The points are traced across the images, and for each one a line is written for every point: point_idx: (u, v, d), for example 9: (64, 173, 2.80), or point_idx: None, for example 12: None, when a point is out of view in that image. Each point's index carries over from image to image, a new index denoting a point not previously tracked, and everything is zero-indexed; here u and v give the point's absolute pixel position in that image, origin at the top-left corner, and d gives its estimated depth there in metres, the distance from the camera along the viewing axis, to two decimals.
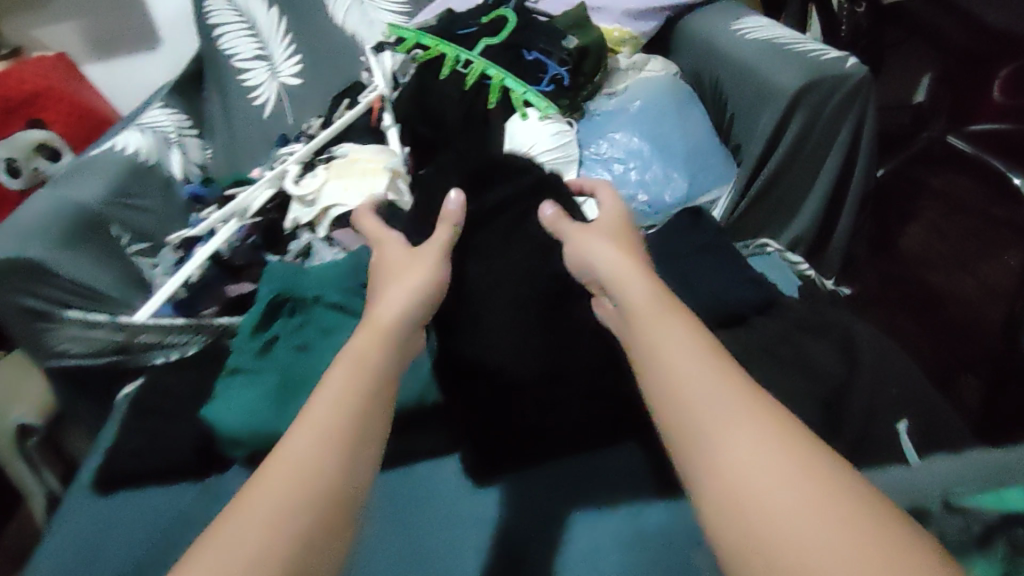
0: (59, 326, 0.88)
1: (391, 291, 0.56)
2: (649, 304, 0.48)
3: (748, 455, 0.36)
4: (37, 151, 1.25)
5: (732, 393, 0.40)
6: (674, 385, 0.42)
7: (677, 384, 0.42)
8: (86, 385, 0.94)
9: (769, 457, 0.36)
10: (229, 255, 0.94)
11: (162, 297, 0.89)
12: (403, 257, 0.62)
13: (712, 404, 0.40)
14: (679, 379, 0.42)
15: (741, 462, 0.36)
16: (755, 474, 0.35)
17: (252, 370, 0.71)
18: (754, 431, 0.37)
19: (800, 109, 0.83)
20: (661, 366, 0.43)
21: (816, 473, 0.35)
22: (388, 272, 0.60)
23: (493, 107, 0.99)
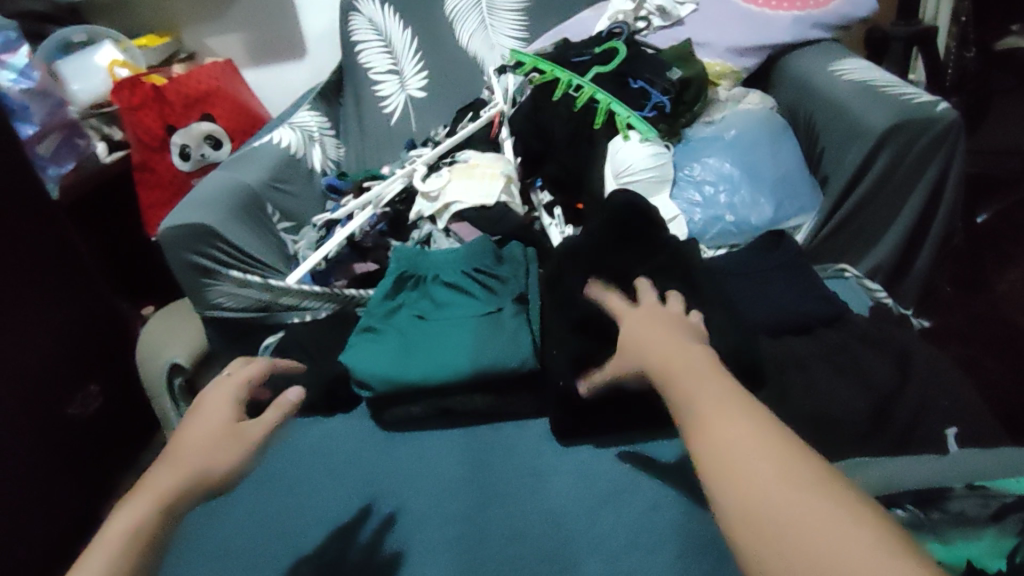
0: (221, 282, 1.05)
1: (204, 427, 0.55)
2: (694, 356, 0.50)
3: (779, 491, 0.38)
4: (205, 140, 1.48)
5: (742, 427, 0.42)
6: (702, 415, 0.44)
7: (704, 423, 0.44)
8: (237, 335, 1.12)
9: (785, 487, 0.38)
10: (361, 238, 1.10)
11: (306, 267, 1.05)
12: (224, 394, 0.59)
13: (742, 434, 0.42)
14: (720, 432, 0.42)
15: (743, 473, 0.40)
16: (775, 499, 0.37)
17: (380, 329, 0.85)
18: (769, 464, 0.39)
19: (886, 148, 0.90)
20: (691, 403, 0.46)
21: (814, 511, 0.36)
22: (204, 414, 0.57)
23: (599, 127, 1.10)
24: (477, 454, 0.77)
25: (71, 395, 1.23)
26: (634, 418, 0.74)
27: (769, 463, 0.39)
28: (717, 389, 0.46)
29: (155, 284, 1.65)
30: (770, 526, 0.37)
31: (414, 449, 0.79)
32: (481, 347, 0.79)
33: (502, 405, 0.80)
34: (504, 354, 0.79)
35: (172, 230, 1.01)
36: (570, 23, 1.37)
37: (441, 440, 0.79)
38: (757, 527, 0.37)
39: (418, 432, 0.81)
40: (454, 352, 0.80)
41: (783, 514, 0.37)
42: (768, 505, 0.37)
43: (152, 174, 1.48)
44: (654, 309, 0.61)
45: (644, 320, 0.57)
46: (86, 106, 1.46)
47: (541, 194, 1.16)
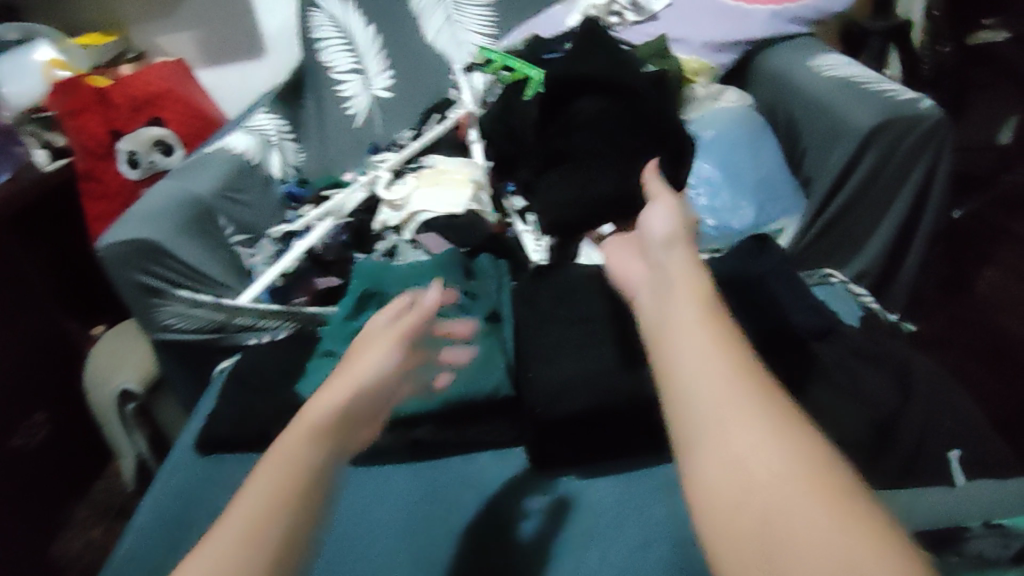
0: (170, 303, 0.98)
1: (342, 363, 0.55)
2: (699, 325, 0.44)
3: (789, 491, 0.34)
4: (155, 146, 1.40)
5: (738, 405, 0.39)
6: (689, 386, 0.41)
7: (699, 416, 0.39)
8: (188, 357, 1.06)
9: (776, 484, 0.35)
10: (322, 250, 1.03)
11: (261, 285, 0.99)
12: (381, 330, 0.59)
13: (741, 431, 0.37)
14: (723, 419, 0.38)
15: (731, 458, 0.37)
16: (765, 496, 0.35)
17: (341, 353, 0.79)
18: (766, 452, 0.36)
19: (871, 150, 0.86)
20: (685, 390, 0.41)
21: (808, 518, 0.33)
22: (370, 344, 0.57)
23: (573, 129, 1.04)
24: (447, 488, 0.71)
25: (12, 425, 1.14)
26: (620, 445, 0.69)
27: (778, 462, 0.36)
28: (727, 366, 0.41)
29: (107, 299, 1.55)
30: (748, 524, 0.34)
31: (380, 484, 0.72)
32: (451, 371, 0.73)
33: (475, 433, 0.74)
34: (477, 377, 0.73)
35: (114, 247, 0.93)
36: (541, 19, 1.31)
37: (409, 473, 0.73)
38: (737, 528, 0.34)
39: (384, 464, 0.75)
40: None
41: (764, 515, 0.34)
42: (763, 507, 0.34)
43: (98, 184, 1.37)
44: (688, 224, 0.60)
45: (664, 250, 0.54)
46: (24, 110, 1.36)
47: (514, 199, 1.10)
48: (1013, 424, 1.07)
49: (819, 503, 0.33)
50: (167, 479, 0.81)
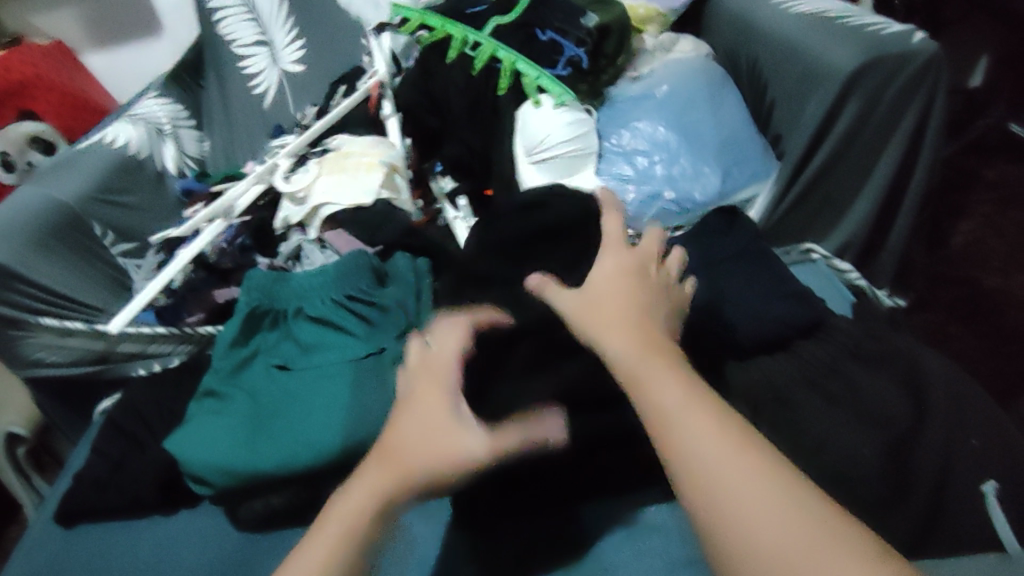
0: (36, 333, 0.81)
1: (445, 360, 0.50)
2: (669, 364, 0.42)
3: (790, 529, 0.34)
4: (31, 144, 1.20)
5: (722, 438, 0.37)
6: (659, 415, 0.40)
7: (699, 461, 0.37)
8: (68, 393, 0.90)
9: (771, 498, 0.35)
10: (215, 258, 0.87)
11: (142, 303, 0.81)
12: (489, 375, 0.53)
13: (728, 469, 0.36)
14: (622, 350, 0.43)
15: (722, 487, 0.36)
16: (762, 518, 0.34)
17: (226, 392, 0.64)
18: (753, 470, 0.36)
19: (855, 96, 0.72)
20: (682, 440, 0.38)
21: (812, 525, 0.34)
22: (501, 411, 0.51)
23: (504, 93, 0.88)
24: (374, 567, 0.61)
25: None
26: (560, 494, 0.60)
27: (751, 473, 0.36)
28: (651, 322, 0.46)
29: None
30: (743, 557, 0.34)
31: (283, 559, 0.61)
32: (357, 411, 0.60)
33: None
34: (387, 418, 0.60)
35: None
36: None
37: None
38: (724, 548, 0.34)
39: (282, 532, 0.63)
40: (322, 422, 0.60)
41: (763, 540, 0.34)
42: (674, 426, 0.39)
43: None
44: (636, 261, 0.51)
45: (614, 264, 0.50)
46: None
47: (443, 180, 0.94)
48: (1008, 395, 0.97)
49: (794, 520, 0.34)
50: (21, 565, 0.66)
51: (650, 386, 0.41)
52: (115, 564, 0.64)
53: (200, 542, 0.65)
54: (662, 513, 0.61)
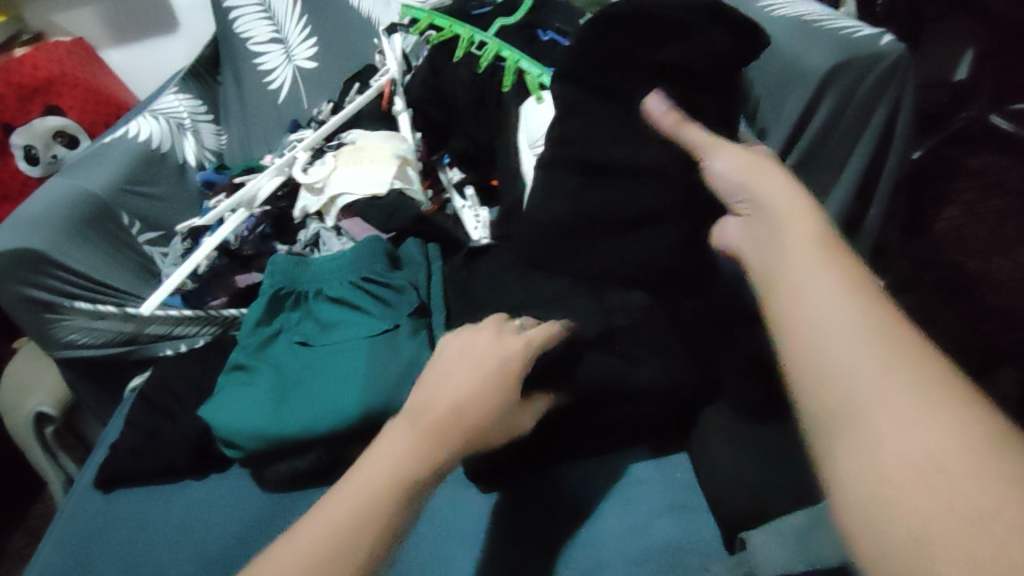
0: (70, 316, 0.87)
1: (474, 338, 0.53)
2: (822, 297, 0.38)
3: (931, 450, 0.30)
4: (55, 139, 1.26)
5: (871, 329, 0.36)
6: (797, 300, 0.39)
7: (829, 381, 0.35)
8: (99, 373, 0.96)
9: (891, 379, 0.33)
10: (237, 245, 0.92)
11: (170, 288, 0.86)
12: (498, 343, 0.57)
13: (834, 346, 0.36)
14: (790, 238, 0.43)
15: (851, 367, 0.35)
16: (881, 394, 0.33)
17: (253, 365, 0.71)
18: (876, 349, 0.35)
19: (831, 91, 0.78)
20: (812, 358, 0.37)
21: (945, 395, 0.32)
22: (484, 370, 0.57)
23: (509, 89, 0.93)
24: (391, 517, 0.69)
25: None
26: (557, 454, 0.68)
27: (874, 362, 0.34)
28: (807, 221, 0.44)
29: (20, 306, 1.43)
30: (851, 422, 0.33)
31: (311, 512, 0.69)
32: (373, 381, 0.66)
33: None
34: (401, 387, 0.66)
35: None
36: None
37: None
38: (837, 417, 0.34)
39: (307, 490, 0.70)
40: (342, 391, 0.66)
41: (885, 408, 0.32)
42: (812, 312, 0.38)
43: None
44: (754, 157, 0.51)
45: (741, 159, 0.51)
46: None
47: (451, 172, 1.00)
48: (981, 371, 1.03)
49: (914, 410, 0.32)
50: (67, 523, 0.72)
51: (787, 280, 0.41)
52: (154, 521, 0.71)
53: (231, 501, 0.71)
54: (648, 468, 0.69)
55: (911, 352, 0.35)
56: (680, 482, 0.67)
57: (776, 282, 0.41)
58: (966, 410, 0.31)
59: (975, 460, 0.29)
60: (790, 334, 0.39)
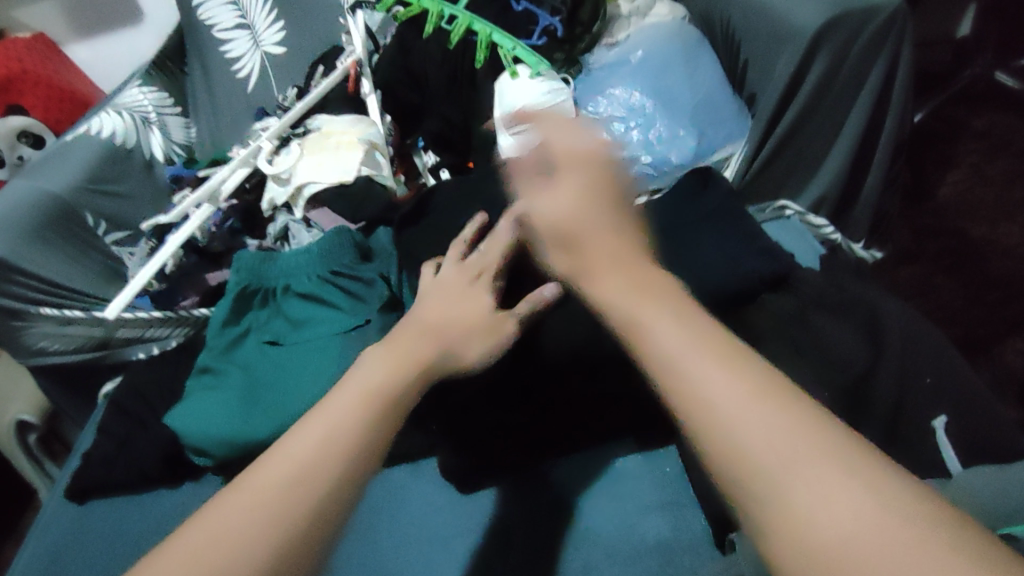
0: (37, 323, 0.84)
1: None
2: (726, 390, 0.36)
3: (834, 503, 0.30)
4: (20, 139, 1.19)
5: (748, 387, 0.36)
6: (670, 366, 0.38)
7: (759, 468, 0.33)
8: (71, 381, 0.92)
9: (807, 449, 0.32)
10: (206, 242, 0.89)
11: (135, 289, 0.81)
12: (458, 277, 0.59)
13: (742, 417, 0.34)
14: (629, 304, 0.43)
15: (769, 446, 0.33)
16: (811, 475, 0.31)
17: (221, 368, 0.67)
18: (803, 440, 0.33)
19: (821, 52, 0.74)
20: (731, 450, 0.34)
21: (869, 481, 0.31)
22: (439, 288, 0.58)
23: (481, 66, 0.89)
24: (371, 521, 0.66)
25: None
26: (542, 455, 0.65)
27: (797, 454, 0.32)
28: (658, 285, 0.44)
29: None
30: (814, 542, 0.30)
31: None
32: (345, 381, 0.63)
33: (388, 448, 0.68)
34: None
35: None
36: None
37: None
38: (792, 540, 0.30)
39: None
40: (312, 393, 0.62)
41: (805, 489, 0.31)
42: (689, 380, 0.37)
43: None
44: (596, 177, 0.56)
45: (567, 191, 0.54)
46: None
47: (426, 155, 0.94)
48: (987, 342, 1.00)
49: (847, 483, 0.31)
50: (38, 540, 0.69)
51: (650, 326, 0.41)
52: (133, 537, 0.67)
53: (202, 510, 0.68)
54: (635, 461, 0.65)
55: (809, 422, 0.34)
56: (673, 475, 0.63)
57: (658, 374, 0.39)
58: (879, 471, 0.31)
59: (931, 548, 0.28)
60: (697, 437, 0.35)
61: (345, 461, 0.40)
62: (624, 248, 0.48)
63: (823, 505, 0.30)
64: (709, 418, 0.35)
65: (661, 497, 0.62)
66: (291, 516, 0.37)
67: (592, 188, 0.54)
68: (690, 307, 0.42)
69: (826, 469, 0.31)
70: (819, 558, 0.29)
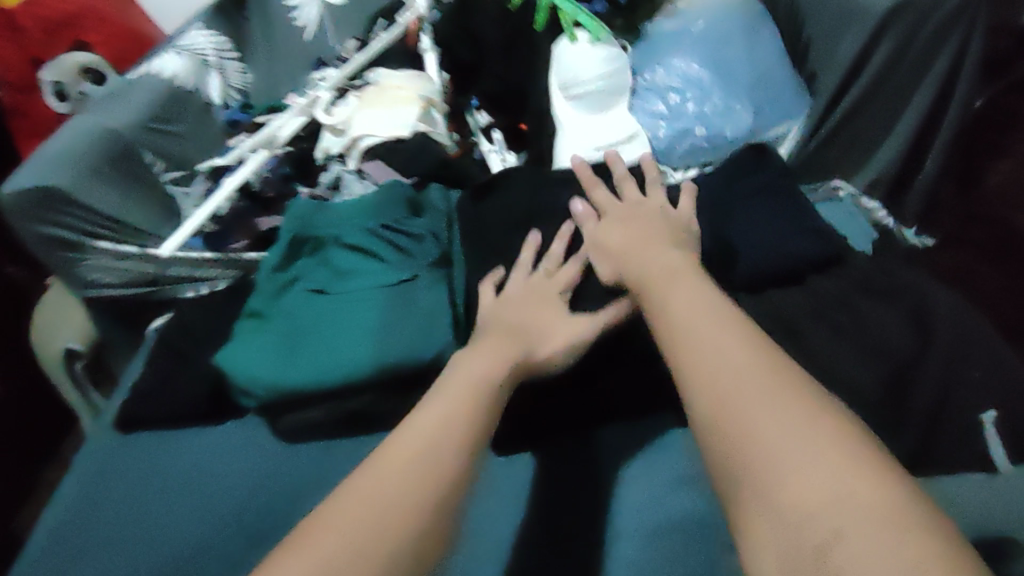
0: (94, 256, 0.88)
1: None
2: (738, 384, 0.38)
3: (811, 481, 0.32)
4: (84, 75, 1.24)
5: (765, 380, 0.38)
6: (697, 364, 0.41)
7: (747, 458, 0.35)
8: (124, 312, 0.96)
9: (793, 436, 0.34)
10: (258, 185, 0.90)
11: (189, 230, 0.87)
12: (526, 291, 0.62)
13: (748, 410, 0.37)
14: (677, 312, 0.46)
15: (762, 432, 0.35)
16: (791, 460, 0.34)
17: (269, 314, 0.68)
18: (794, 428, 0.35)
19: (887, 34, 0.73)
20: (732, 437, 0.36)
21: (838, 459, 0.33)
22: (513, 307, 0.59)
23: (540, 29, 0.88)
24: None
25: None
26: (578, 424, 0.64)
27: (791, 439, 0.34)
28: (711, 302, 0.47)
29: None
30: (789, 511, 0.32)
31: (319, 467, 0.66)
32: (391, 334, 0.63)
33: None
34: (419, 343, 0.63)
35: (8, 197, 0.80)
36: None
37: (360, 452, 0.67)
38: (767, 515, 0.33)
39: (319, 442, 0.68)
40: (359, 342, 0.63)
41: (779, 471, 0.34)
42: (713, 380, 0.39)
43: (27, 121, 1.23)
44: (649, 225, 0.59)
45: (637, 234, 0.58)
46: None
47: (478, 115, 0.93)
48: None
49: (823, 463, 0.33)
50: (87, 463, 0.70)
51: (686, 335, 0.43)
52: (179, 471, 0.68)
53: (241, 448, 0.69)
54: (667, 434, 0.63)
55: (810, 414, 0.36)
56: None
57: (685, 370, 0.41)
58: (865, 456, 0.33)
59: (887, 525, 0.29)
60: (708, 427, 0.38)
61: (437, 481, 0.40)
62: (672, 270, 0.51)
63: (798, 486, 0.33)
64: (720, 409, 0.38)
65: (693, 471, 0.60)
66: (393, 495, 0.39)
67: (651, 233, 0.58)
68: (733, 314, 0.44)
69: (807, 453, 0.33)
70: (792, 530, 0.32)
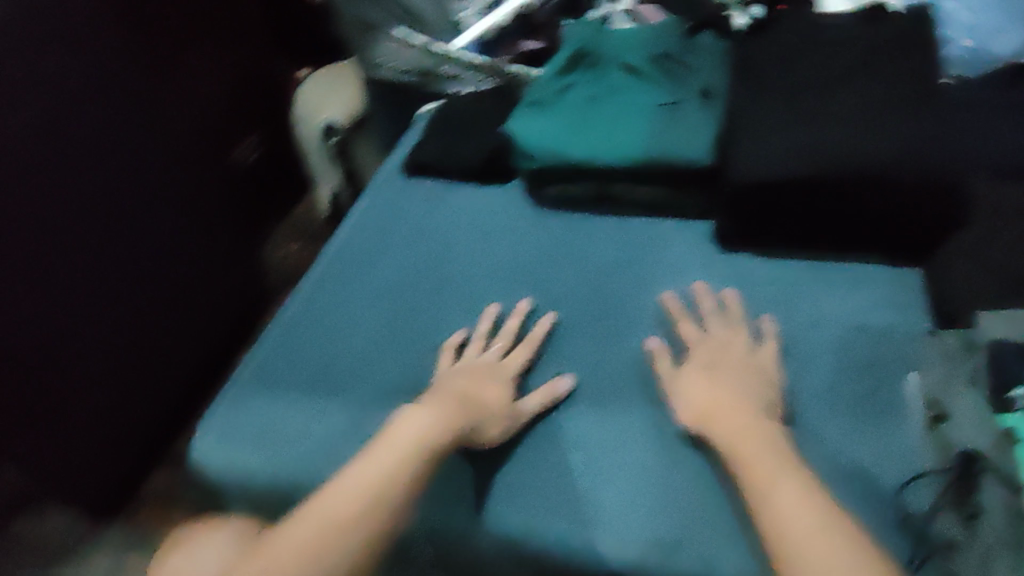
0: (389, 39, 1.06)
1: None
2: (781, 488, 0.51)
3: (836, 559, 0.47)
4: None
5: (780, 462, 0.53)
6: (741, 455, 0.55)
7: (788, 535, 0.49)
8: (392, 99, 1.13)
9: (824, 523, 0.49)
10: (531, 12, 1.03)
11: (473, 34, 1.03)
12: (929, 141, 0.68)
13: (794, 500, 0.50)
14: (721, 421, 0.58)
15: (795, 512, 0.49)
16: (827, 543, 0.48)
17: (551, 103, 0.80)
18: (815, 518, 0.49)
19: None
20: (780, 515, 0.50)
21: (848, 549, 0.47)
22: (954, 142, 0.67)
23: None
24: (632, 252, 0.77)
25: (237, 138, 1.20)
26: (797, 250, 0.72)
27: (830, 534, 0.48)
28: (741, 412, 0.58)
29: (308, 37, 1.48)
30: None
31: (563, 233, 0.80)
32: (657, 133, 0.74)
33: (662, 200, 0.78)
34: (684, 143, 0.73)
35: None
36: None
37: (601, 229, 0.80)
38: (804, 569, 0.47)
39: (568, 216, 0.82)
40: (628, 135, 0.75)
41: (807, 543, 0.48)
42: (761, 474, 0.53)
43: None
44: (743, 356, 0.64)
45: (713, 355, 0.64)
46: None
47: None
48: None
49: (850, 547, 0.47)
50: (367, 215, 0.88)
51: (742, 448, 0.55)
52: (439, 229, 0.84)
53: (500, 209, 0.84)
54: (877, 267, 0.70)
55: (809, 499, 0.50)
56: (907, 286, 0.68)
57: (742, 460, 0.54)
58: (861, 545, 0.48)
59: None
60: (759, 511, 0.51)
61: (406, 468, 0.59)
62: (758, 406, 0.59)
63: (828, 561, 0.47)
64: (767, 492, 0.51)
65: (894, 295, 0.67)
66: (356, 491, 0.57)
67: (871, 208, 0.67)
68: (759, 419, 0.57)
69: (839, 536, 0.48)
70: None
